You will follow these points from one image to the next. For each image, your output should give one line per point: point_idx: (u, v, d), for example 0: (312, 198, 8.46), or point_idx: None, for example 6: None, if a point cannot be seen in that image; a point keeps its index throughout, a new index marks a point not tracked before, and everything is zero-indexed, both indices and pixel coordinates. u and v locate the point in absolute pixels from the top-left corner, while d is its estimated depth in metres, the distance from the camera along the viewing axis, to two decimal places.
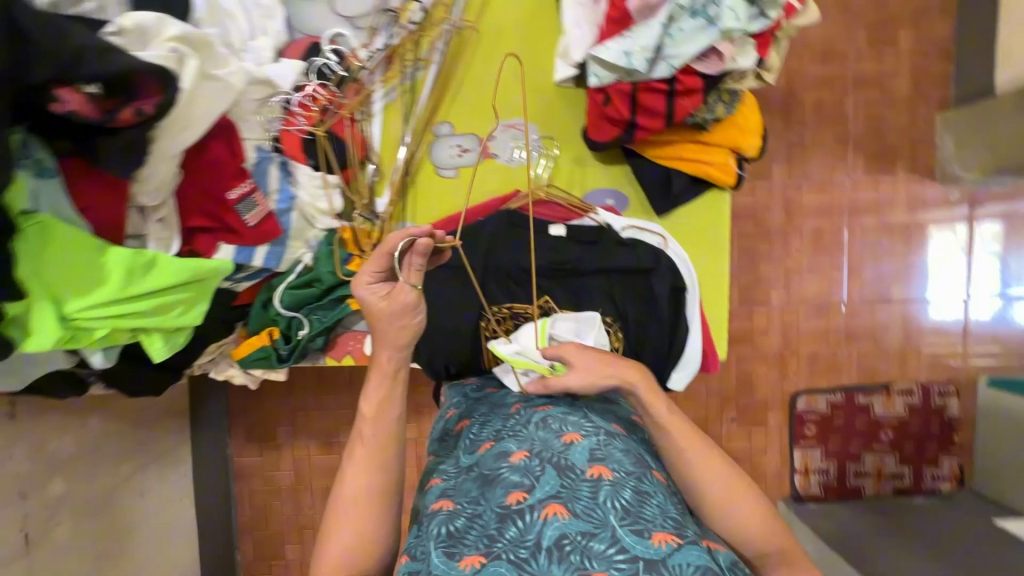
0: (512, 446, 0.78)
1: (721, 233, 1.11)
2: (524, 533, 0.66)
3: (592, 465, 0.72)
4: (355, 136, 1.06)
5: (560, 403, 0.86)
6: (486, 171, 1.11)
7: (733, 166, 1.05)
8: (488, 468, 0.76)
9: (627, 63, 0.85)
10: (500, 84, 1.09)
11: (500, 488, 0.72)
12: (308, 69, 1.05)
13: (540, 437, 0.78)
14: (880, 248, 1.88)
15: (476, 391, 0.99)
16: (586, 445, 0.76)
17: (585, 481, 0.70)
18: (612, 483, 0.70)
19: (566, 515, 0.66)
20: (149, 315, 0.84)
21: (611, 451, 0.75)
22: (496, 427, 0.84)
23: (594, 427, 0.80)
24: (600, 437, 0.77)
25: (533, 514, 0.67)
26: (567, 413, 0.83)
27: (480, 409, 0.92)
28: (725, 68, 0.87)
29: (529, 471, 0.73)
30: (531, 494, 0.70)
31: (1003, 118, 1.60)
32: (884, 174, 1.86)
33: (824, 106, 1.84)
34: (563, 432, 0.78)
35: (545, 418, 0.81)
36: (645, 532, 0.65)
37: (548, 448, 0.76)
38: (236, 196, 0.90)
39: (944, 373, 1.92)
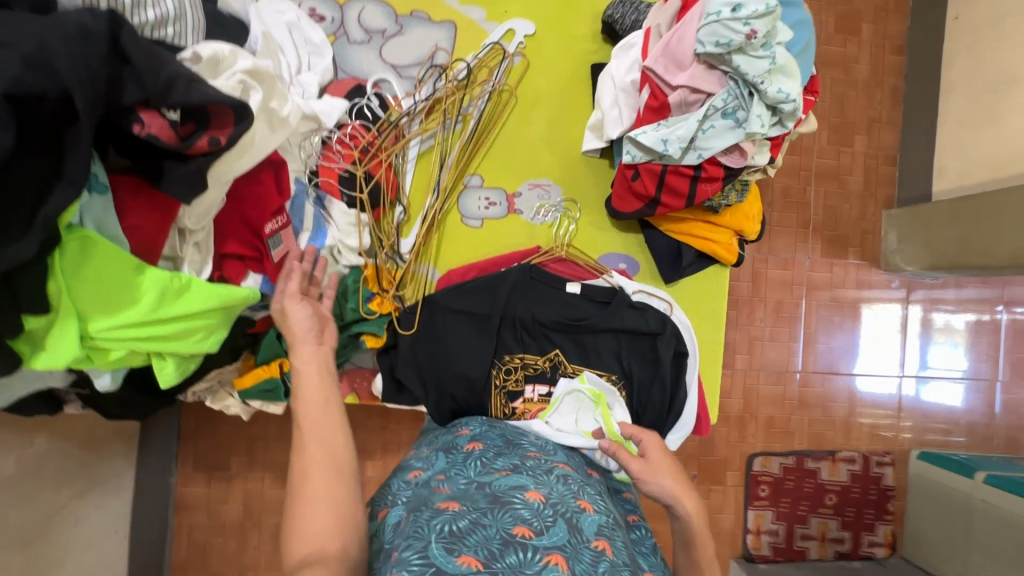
0: (530, 485, 0.80)
1: (719, 305, 1.20)
2: (523, 565, 0.63)
3: (598, 538, 0.73)
4: (390, 177, 1.09)
5: (575, 466, 0.92)
6: (510, 225, 1.16)
7: (735, 246, 1.16)
8: (502, 492, 0.76)
9: (663, 149, 0.94)
10: (532, 146, 1.16)
11: (509, 513, 0.71)
12: (350, 109, 1.08)
13: (557, 489, 0.81)
14: (832, 324, 2.06)
15: (493, 425, 1.02)
16: (596, 518, 0.77)
17: (588, 548, 0.70)
18: (612, 562, 0.70)
19: (566, 570, 0.64)
20: (170, 341, 0.81)
21: (616, 536, 0.77)
22: (514, 461, 0.87)
23: (606, 508, 0.82)
24: (609, 520, 0.79)
25: (534, 554, 0.65)
26: (584, 483, 0.87)
27: (496, 440, 0.95)
28: (745, 163, 0.98)
29: (541, 515, 0.73)
30: (538, 537, 0.68)
31: (940, 223, 1.84)
32: (837, 258, 2.07)
33: (790, 193, 2.04)
34: (580, 498, 0.81)
35: (565, 477, 0.86)
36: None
37: (563, 502, 0.77)
38: (270, 230, 0.89)
39: (882, 444, 2.08)
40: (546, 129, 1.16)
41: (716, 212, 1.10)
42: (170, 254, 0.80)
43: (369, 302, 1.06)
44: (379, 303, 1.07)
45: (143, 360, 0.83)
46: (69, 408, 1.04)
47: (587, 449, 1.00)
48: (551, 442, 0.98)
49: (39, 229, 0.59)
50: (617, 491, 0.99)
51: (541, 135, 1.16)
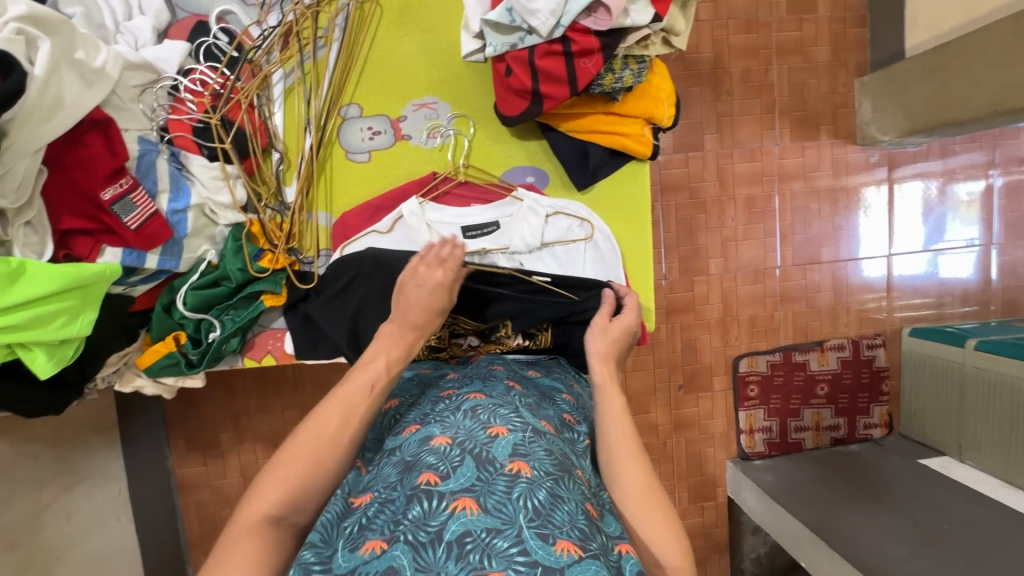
0: (436, 432, 0.75)
1: (642, 206, 1.11)
2: (427, 518, 0.62)
3: (512, 460, 0.69)
4: (255, 122, 0.99)
5: (490, 391, 0.85)
6: (400, 154, 1.06)
7: (649, 137, 1.05)
8: (409, 453, 0.73)
9: (509, 20, 0.88)
10: (409, 60, 1.04)
11: (415, 470, 0.69)
12: (194, 51, 0.98)
13: (466, 426, 0.76)
14: (809, 212, 1.94)
15: (412, 373, 0.98)
16: (510, 440, 0.72)
17: (501, 475, 0.67)
18: (528, 481, 0.66)
19: (475, 509, 0.62)
20: (25, 329, 0.77)
21: (535, 449, 0.72)
22: (425, 410, 0.83)
23: (523, 422, 0.77)
24: (527, 433, 0.74)
25: (440, 502, 0.63)
26: (497, 405, 0.80)
27: (411, 390, 0.92)
28: (614, 24, 0.86)
29: (448, 458, 0.69)
30: (444, 482, 0.66)
31: (913, 82, 1.68)
32: (809, 140, 1.92)
33: (751, 75, 1.87)
34: (491, 424, 0.75)
35: (475, 408, 0.79)
36: (551, 537, 0.60)
37: (471, 438, 0.72)
38: (110, 196, 0.82)
39: (872, 326, 2.01)
40: (420, 40, 1.04)
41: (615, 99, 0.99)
42: None
43: (258, 260, 1.01)
44: (269, 259, 1.01)
45: (8, 354, 0.80)
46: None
47: (505, 367, 0.94)
48: (468, 373, 0.94)
49: None
50: (554, 393, 0.92)
51: (416, 47, 1.04)
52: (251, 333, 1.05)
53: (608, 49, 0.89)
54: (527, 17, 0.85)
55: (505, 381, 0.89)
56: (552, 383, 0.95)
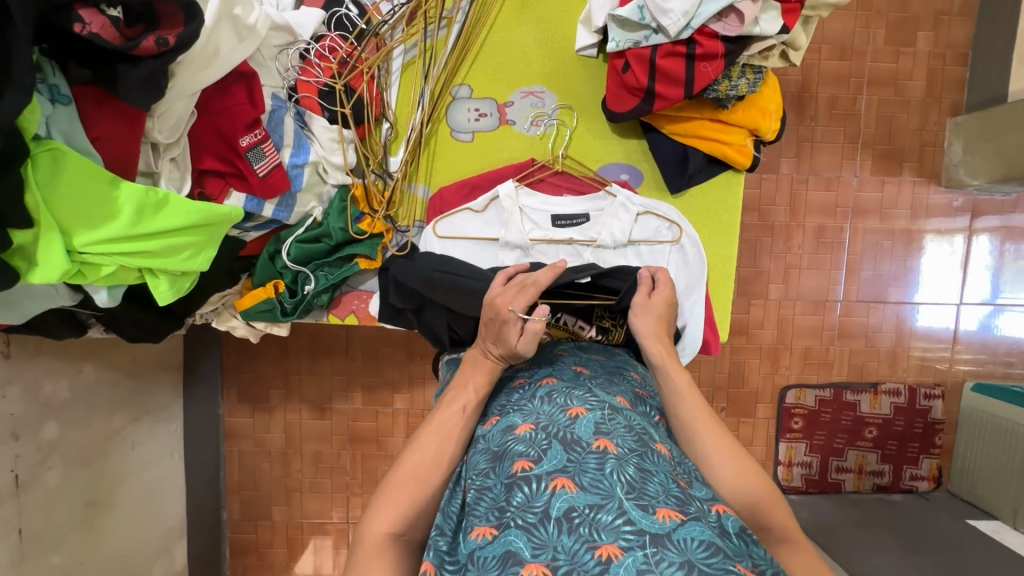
0: (518, 420, 0.80)
1: (731, 216, 1.11)
2: (531, 502, 0.67)
3: (597, 438, 0.73)
4: (374, 91, 1.04)
5: (562, 375, 0.89)
6: (502, 138, 1.10)
7: (750, 148, 1.05)
8: (497, 443, 0.77)
9: (639, 17, 0.90)
10: (524, 48, 1.07)
11: (507, 459, 0.74)
12: (328, 19, 1.03)
13: (545, 411, 0.79)
14: (881, 249, 1.89)
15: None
16: (591, 419, 0.76)
17: (591, 453, 0.71)
18: (617, 457, 0.70)
19: (573, 489, 0.66)
20: (158, 257, 0.83)
21: (616, 426, 0.75)
22: (503, 402, 0.87)
23: (599, 402, 0.80)
24: (605, 412, 0.78)
25: (539, 484, 0.68)
26: (570, 387, 0.84)
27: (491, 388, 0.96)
28: (744, 31, 0.87)
29: (536, 444, 0.74)
30: (538, 465, 0.71)
31: (1013, 128, 1.62)
32: (890, 176, 1.87)
33: (838, 104, 1.83)
34: (569, 407, 0.79)
35: (551, 393, 0.83)
36: (651, 508, 0.64)
37: (553, 423, 0.76)
38: (246, 143, 0.88)
39: (931, 374, 1.94)
40: (536, 30, 1.07)
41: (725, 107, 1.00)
42: (145, 170, 0.81)
43: (358, 222, 1.06)
44: (368, 223, 1.06)
45: (138, 277, 0.86)
46: (94, 332, 1.10)
47: (572, 352, 0.98)
48: (537, 358, 0.97)
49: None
50: (623, 370, 0.95)
51: (532, 36, 1.07)
52: (339, 291, 1.10)
53: (731, 57, 0.90)
54: (659, 14, 0.87)
55: (573, 366, 0.92)
56: (618, 362, 0.98)
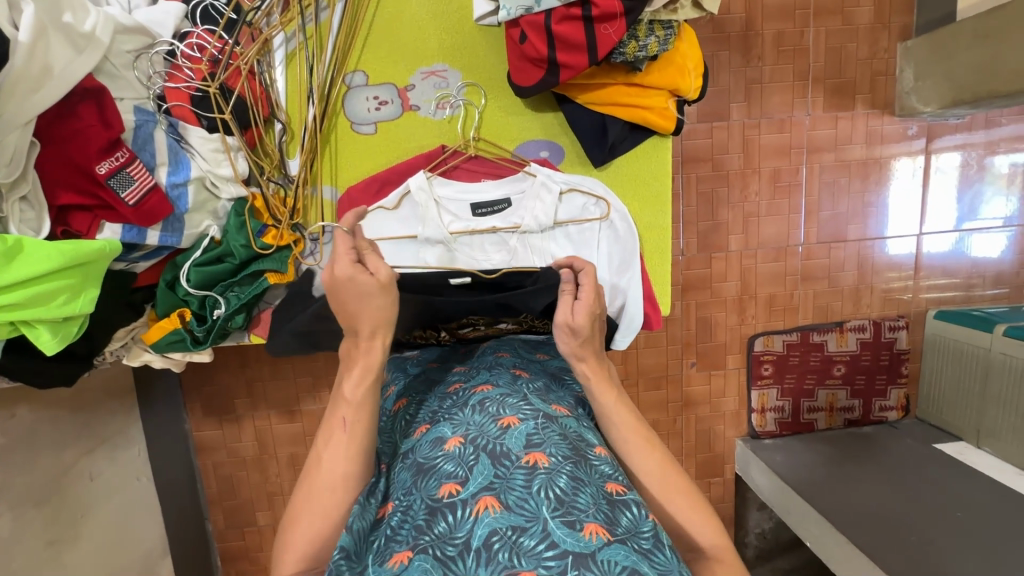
0: (448, 431, 0.73)
1: (662, 183, 1.05)
2: (453, 531, 0.63)
3: (528, 451, 0.68)
4: (256, 89, 0.94)
5: (497, 378, 0.82)
6: (407, 126, 1.01)
7: (673, 110, 0.98)
8: (423, 457, 0.72)
9: None
10: (418, 23, 0.97)
11: (433, 478, 0.68)
12: (191, 12, 0.92)
13: (475, 421, 0.74)
14: (839, 186, 1.84)
15: (416, 367, 0.93)
16: (524, 429, 0.71)
17: (519, 469, 0.67)
18: (548, 471, 0.66)
19: (498, 509, 0.63)
20: (27, 308, 0.76)
21: (550, 435, 0.71)
22: (434, 407, 0.80)
23: (533, 408, 0.75)
24: (539, 420, 0.73)
25: (464, 510, 0.64)
26: (506, 394, 0.77)
27: (418, 386, 0.88)
28: None
29: (464, 461, 0.69)
30: (464, 487, 0.66)
31: (963, 46, 1.55)
32: (843, 110, 1.80)
33: (784, 38, 1.74)
34: (501, 415, 0.73)
35: (483, 400, 0.76)
36: (578, 524, 0.62)
37: (482, 436, 0.71)
38: (105, 170, 0.78)
39: (895, 307, 1.94)
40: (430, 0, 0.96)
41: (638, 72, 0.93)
42: None
43: (262, 236, 0.98)
44: (273, 236, 0.98)
45: (12, 332, 0.79)
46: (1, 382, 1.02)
47: (513, 354, 0.91)
48: (474, 364, 0.89)
49: None
50: (563, 372, 0.91)
51: (425, 9, 0.97)
52: (257, 309, 1.04)
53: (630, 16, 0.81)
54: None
55: (512, 368, 0.85)
56: (560, 361, 0.94)
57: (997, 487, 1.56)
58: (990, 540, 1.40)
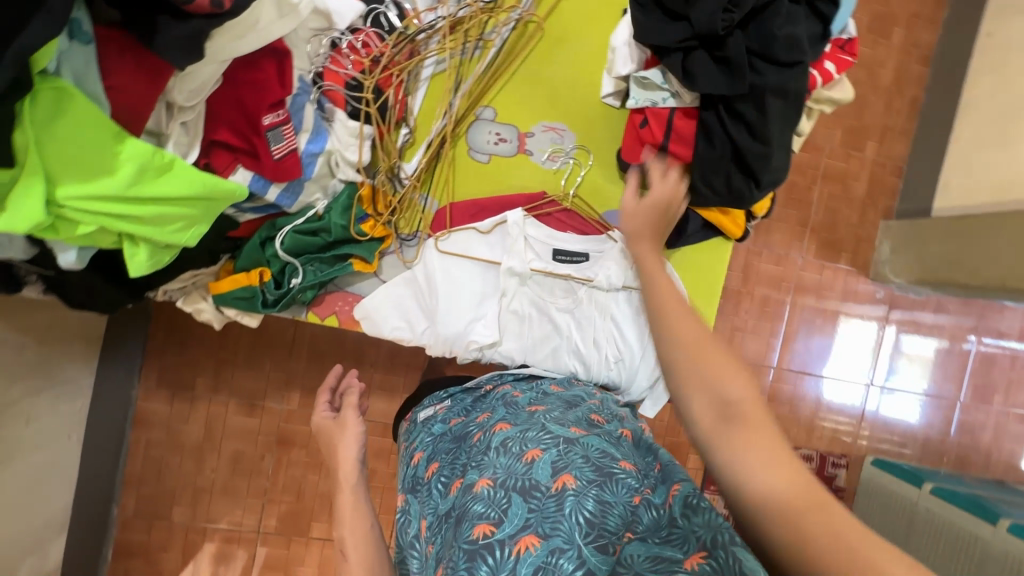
0: (477, 476, 0.76)
1: (714, 280, 1.19)
2: (497, 567, 0.66)
3: (556, 479, 0.71)
4: (399, 95, 1.02)
5: (516, 419, 0.86)
6: (516, 166, 1.11)
7: (743, 220, 1.13)
8: (459, 508, 0.74)
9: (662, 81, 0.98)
10: (554, 85, 1.11)
11: (470, 523, 0.70)
12: (366, 14, 1.01)
13: (501, 463, 0.76)
14: (813, 326, 2.07)
15: (443, 426, 0.95)
16: (548, 458, 0.73)
17: (550, 498, 0.69)
18: (575, 492, 0.69)
19: (538, 543, 0.66)
20: (146, 224, 0.76)
21: (574, 458, 0.73)
22: (463, 460, 0.83)
23: (553, 436, 0.77)
24: (561, 447, 0.75)
25: (504, 550, 0.66)
26: (524, 429, 0.80)
27: (446, 450, 0.89)
28: None
29: (495, 501, 0.71)
30: (500, 529, 0.68)
31: (932, 239, 1.84)
32: (829, 261, 2.07)
33: (796, 190, 2.02)
34: (524, 452, 0.76)
35: (505, 441, 0.79)
36: (609, 545, 0.66)
37: (511, 474, 0.73)
38: (269, 122, 0.84)
39: (840, 447, 2.13)
40: (568, 71, 1.10)
41: (745, 202, 1.00)
42: (153, 129, 0.75)
43: (361, 223, 1.02)
44: (371, 225, 1.02)
45: (113, 242, 0.78)
46: (28, 289, 0.96)
47: (524, 392, 0.96)
48: (490, 407, 0.94)
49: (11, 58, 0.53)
50: (578, 400, 0.94)
51: (563, 76, 1.10)
52: (323, 290, 1.05)
53: (735, 127, 0.94)
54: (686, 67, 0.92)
55: (528, 407, 0.90)
56: (575, 394, 0.97)
57: None
58: None
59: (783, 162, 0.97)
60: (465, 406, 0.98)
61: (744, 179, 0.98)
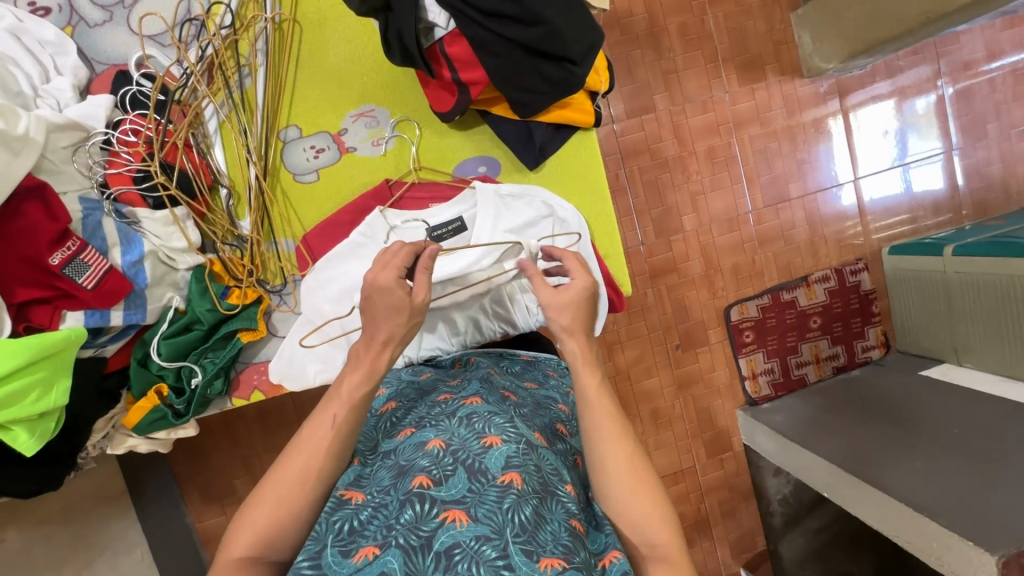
0: (431, 435, 0.71)
1: (596, 174, 1.11)
2: (419, 522, 0.61)
3: (506, 471, 0.64)
4: (196, 161, 0.98)
5: (488, 396, 0.79)
6: (348, 167, 1.05)
7: (589, 105, 1.06)
8: (405, 459, 0.69)
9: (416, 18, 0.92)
10: (339, 70, 1.04)
11: (408, 475, 0.66)
12: (120, 101, 0.96)
13: (459, 432, 0.71)
14: (771, 152, 1.94)
15: (411, 376, 0.95)
16: (505, 450, 0.67)
17: (493, 486, 0.63)
18: (520, 493, 0.63)
19: (465, 522, 0.60)
20: (0, 409, 0.77)
21: (530, 461, 0.67)
22: (421, 413, 0.79)
23: (518, 431, 0.71)
24: (523, 444, 0.68)
25: (431, 508, 0.62)
26: (493, 411, 0.74)
27: (411, 393, 0.87)
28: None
29: (440, 462, 0.67)
30: (437, 487, 0.64)
31: (845, 9, 1.67)
32: (757, 82, 1.91)
33: (688, 30, 1.86)
34: (485, 432, 0.69)
35: (471, 414, 0.73)
36: (535, 554, 0.58)
37: (464, 446, 0.68)
38: (59, 261, 0.81)
39: (852, 252, 2.03)
40: (345, 49, 1.03)
41: (575, 84, 0.95)
42: None
43: (226, 298, 1.00)
44: (237, 296, 1.00)
45: None
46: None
47: (504, 377, 0.91)
48: (466, 377, 0.90)
49: None
50: (549, 402, 0.89)
51: (342, 57, 1.03)
52: (235, 371, 1.04)
53: (504, 26, 0.86)
54: None
55: (501, 390, 0.84)
56: (548, 394, 0.92)
57: (991, 401, 1.52)
58: (983, 447, 1.39)
59: (580, 26, 0.90)
60: (448, 373, 0.96)
61: (556, 65, 0.92)
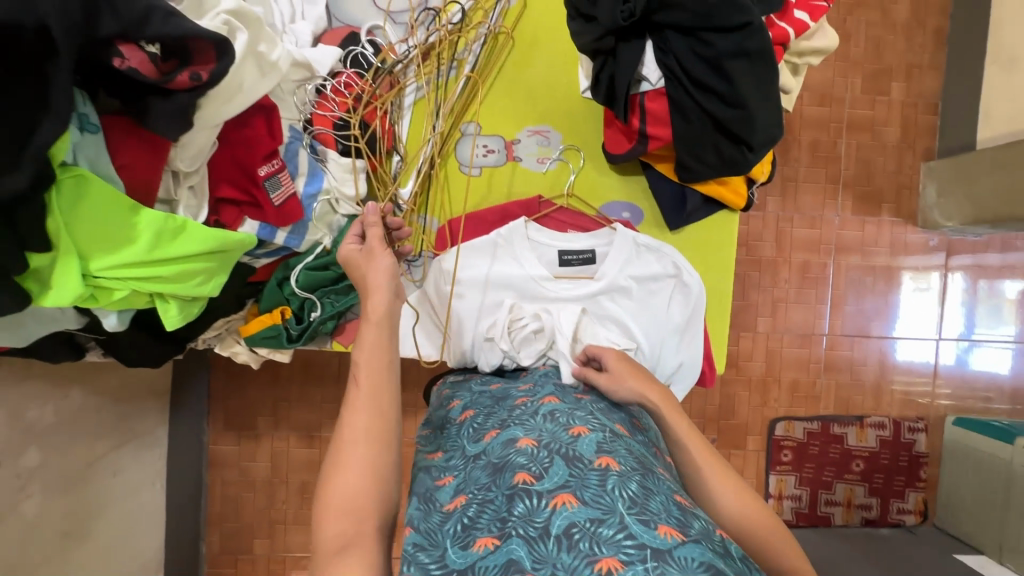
0: (519, 433, 0.73)
1: (726, 252, 1.17)
2: (532, 514, 0.60)
3: (600, 456, 0.66)
4: (386, 126, 1.08)
5: (565, 397, 0.82)
6: (508, 173, 1.14)
7: (744, 189, 1.11)
8: (497, 456, 0.71)
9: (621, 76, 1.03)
10: (532, 87, 1.13)
11: (508, 472, 0.66)
12: (344, 57, 1.08)
13: (547, 428, 0.72)
14: (863, 285, 1.91)
15: (482, 386, 0.96)
16: (594, 438, 0.69)
17: (593, 470, 0.63)
18: (619, 474, 0.63)
19: (575, 504, 0.59)
20: (172, 282, 0.84)
21: (618, 447, 0.69)
22: (502, 416, 0.80)
23: (600, 423, 0.74)
24: (607, 433, 0.71)
25: (540, 500, 0.61)
26: (573, 409, 0.77)
27: (485, 400, 0.89)
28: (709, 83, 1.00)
29: (537, 459, 0.67)
30: (540, 481, 0.63)
31: (982, 174, 1.65)
32: (870, 216, 1.90)
33: (819, 147, 1.87)
34: (571, 425, 0.72)
35: (552, 411, 0.76)
36: (652, 522, 0.56)
37: (555, 437, 0.69)
38: (264, 172, 0.93)
39: (914, 409, 1.94)
40: (544, 73, 1.13)
41: (743, 167, 0.99)
42: (165, 197, 0.85)
43: None
44: None
45: (147, 302, 0.87)
46: (91, 354, 1.07)
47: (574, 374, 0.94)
48: (537, 383, 0.92)
49: (28, 163, 0.62)
50: (622, 401, 0.92)
51: (540, 77, 1.13)
52: (343, 319, 1.11)
53: (707, 98, 0.93)
54: (641, 51, 0.93)
55: (576, 392, 0.87)
56: None
57: None
58: None
59: (771, 117, 0.94)
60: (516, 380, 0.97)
61: (734, 146, 0.97)
